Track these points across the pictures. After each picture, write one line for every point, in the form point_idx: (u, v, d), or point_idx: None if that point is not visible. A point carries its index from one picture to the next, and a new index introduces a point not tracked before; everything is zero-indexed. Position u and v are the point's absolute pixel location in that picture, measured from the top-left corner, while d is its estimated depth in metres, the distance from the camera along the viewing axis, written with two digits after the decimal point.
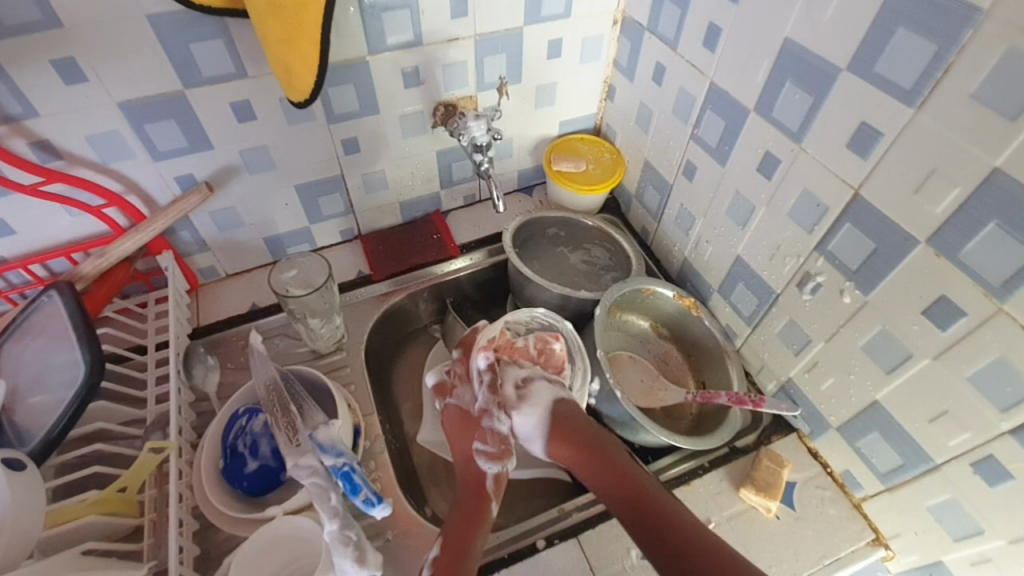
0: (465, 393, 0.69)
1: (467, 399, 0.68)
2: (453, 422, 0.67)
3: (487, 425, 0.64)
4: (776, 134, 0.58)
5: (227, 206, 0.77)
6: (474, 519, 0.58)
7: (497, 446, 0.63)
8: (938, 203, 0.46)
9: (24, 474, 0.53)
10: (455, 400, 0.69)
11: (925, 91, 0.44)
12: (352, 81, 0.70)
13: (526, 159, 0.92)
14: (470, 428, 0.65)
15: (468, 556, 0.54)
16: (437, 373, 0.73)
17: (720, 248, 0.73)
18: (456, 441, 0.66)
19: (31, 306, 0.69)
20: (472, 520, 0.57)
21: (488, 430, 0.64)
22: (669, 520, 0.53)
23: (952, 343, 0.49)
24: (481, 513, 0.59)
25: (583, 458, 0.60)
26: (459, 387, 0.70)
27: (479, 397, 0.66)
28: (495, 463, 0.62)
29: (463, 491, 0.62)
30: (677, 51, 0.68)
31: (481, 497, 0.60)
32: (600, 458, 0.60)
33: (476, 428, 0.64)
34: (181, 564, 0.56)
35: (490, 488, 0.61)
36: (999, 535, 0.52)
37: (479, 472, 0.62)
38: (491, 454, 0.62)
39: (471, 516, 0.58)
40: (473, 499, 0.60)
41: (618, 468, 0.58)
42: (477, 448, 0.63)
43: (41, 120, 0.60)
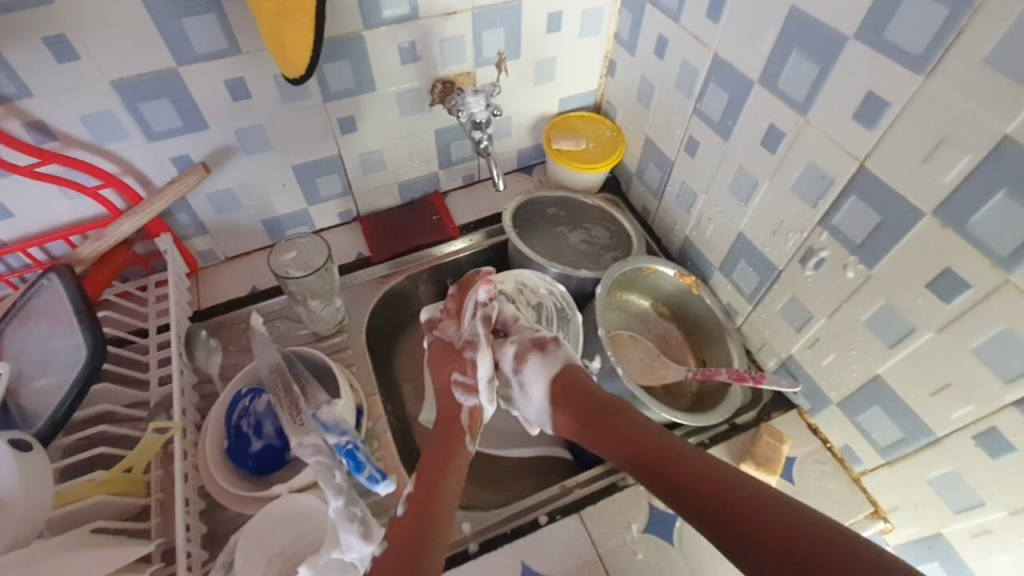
0: (452, 326, 0.67)
1: (454, 329, 0.66)
2: (437, 353, 0.66)
3: (469, 356, 0.63)
4: (780, 106, 0.57)
5: (225, 187, 0.76)
6: (441, 473, 0.55)
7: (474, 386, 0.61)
8: (946, 172, 0.45)
9: (30, 454, 0.53)
10: (440, 333, 0.67)
11: (935, 57, 0.43)
12: (348, 57, 0.69)
13: (525, 138, 0.91)
14: (452, 357, 0.64)
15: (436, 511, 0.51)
16: (429, 311, 0.70)
17: (722, 224, 0.72)
18: (436, 373, 0.65)
19: (32, 290, 0.68)
20: (443, 461, 0.56)
21: (469, 362, 0.62)
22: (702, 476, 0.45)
23: (956, 315, 0.48)
24: (450, 462, 0.56)
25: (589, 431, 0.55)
26: (446, 321, 0.68)
27: (470, 328, 0.65)
28: (472, 398, 0.61)
29: (438, 430, 0.60)
30: (679, 23, 0.67)
31: (455, 443, 0.58)
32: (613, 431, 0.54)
33: (457, 357, 0.63)
34: (188, 543, 0.56)
35: (466, 424, 0.60)
36: (1000, 506, 0.52)
37: (456, 408, 0.61)
38: (467, 387, 0.61)
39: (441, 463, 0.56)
40: (450, 440, 0.58)
41: (629, 437, 0.52)
42: (455, 378, 0.62)
43: (35, 99, 0.59)
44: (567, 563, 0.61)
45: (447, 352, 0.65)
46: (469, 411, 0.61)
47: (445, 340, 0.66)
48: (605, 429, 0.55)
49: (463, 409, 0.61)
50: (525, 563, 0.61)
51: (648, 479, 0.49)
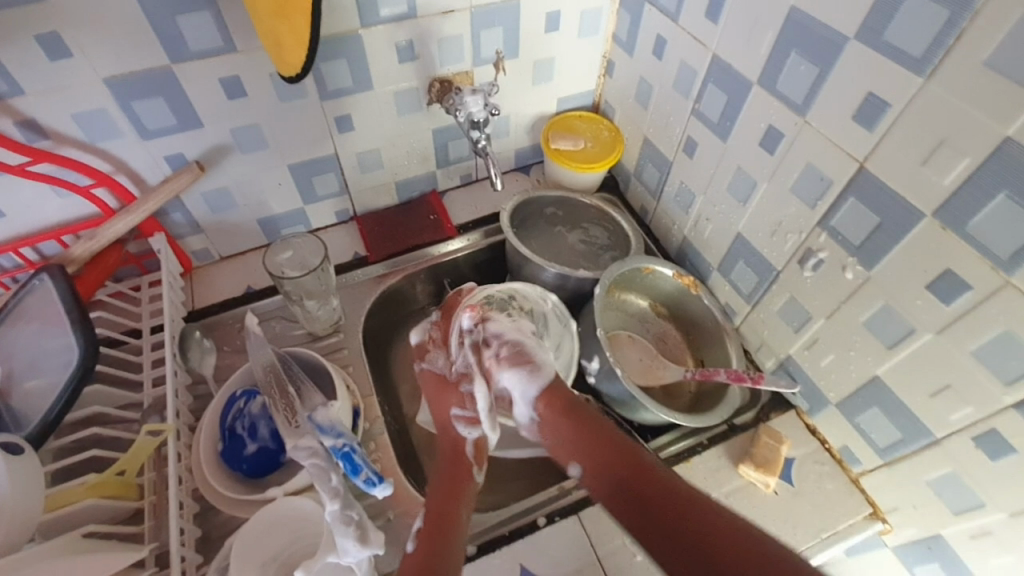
0: (441, 357, 0.69)
1: (444, 362, 0.69)
2: (429, 384, 0.68)
3: (466, 389, 0.65)
4: (780, 107, 0.57)
5: (219, 186, 0.75)
6: (457, 489, 0.57)
7: (473, 418, 0.63)
8: (946, 174, 0.45)
9: (21, 458, 0.52)
10: (429, 365, 0.70)
11: (935, 59, 0.43)
12: (345, 56, 0.68)
13: (523, 137, 0.91)
14: (449, 390, 0.66)
15: (452, 535, 0.53)
16: (420, 334, 0.73)
17: (721, 225, 0.72)
18: (433, 404, 0.67)
19: (23, 290, 0.67)
20: (456, 487, 0.57)
21: (466, 395, 0.64)
22: (693, 506, 0.46)
23: (956, 317, 0.48)
24: (466, 479, 0.58)
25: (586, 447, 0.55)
26: (434, 351, 0.71)
27: (461, 360, 0.66)
28: (474, 430, 0.63)
29: (446, 458, 0.61)
30: (678, 23, 0.67)
31: (462, 468, 0.60)
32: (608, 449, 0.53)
33: (454, 392, 0.65)
34: (183, 546, 0.56)
35: (472, 453, 0.61)
36: (999, 508, 0.52)
37: (460, 437, 0.63)
38: (469, 419, 0.63)
39: (452, 486, 0.57)
40: (459, 469, 0.60)
41: (622, 452, 0.52)
42: (454, 413, 0.64)
43: (27, 97, 0.58)
44: (566, 566, 0.61)
45: (443, 384, 0.67)
46: (473, 442, 0.62)
47: (438, 373, 0.69)
48: (592, 444, 0.55)
49: (467, 441, 0.62)
50: (524, 565, 0.61)
51: (630, 499, 0.49)
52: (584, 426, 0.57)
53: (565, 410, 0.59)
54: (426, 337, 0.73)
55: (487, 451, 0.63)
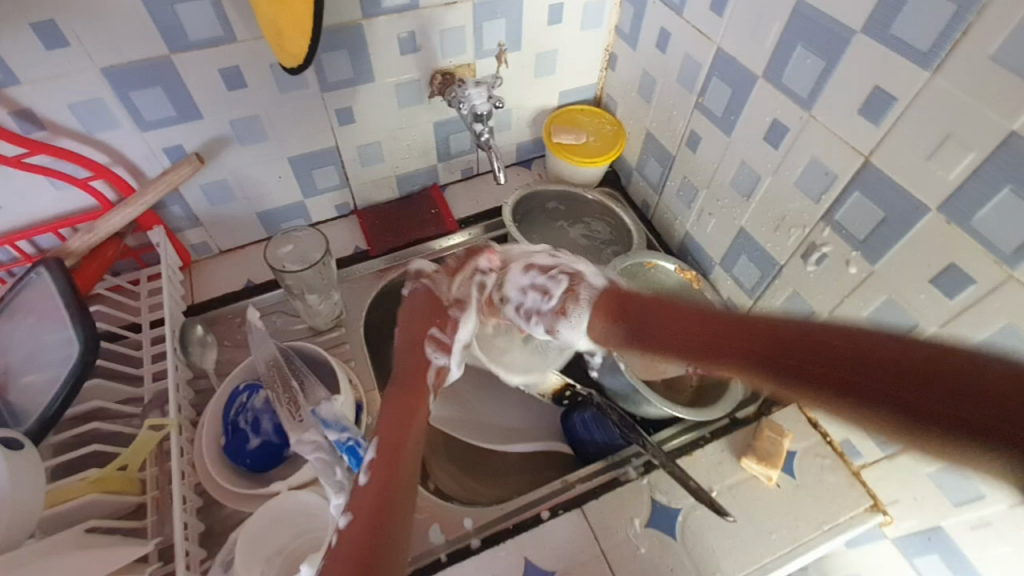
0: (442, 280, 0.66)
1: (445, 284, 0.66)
2: (419, 305, 0.64)
3: (452, 316, 0.64)
4: (784, 101, 0.57)
5: (218, 178, 0.74)
6: (391, 469, 0.48)
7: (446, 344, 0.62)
8: (951, 168, 0.45)
9: (21, 452, 0.52)
10: (427, 285, 0.66)
11: (942, 53, 0.43)
12: (346, 47, 0.68)
13: (524, 131, 0.90)
14: (436, 316, 0.63)
15: (388, 530, 0.44)
16: (421, 260, 0.69)
17: (723, 219, 0.72)
18: (410, 327, 0.63)
19: (20, 284, 0.67)
20: (394, 466, 0.48)
21: (451, 323, 0.63)
22: (786, 335, 0.37)
23: (960, 310, 0.49)
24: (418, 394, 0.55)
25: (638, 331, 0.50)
26: (439, 274, 0.67)
27: (461, 291, 0.65)
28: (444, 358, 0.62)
29: (386, 432, 0.51)
30: (682, 15, 0.66)
31: (403, 441, 0.50)
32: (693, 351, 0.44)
33: (440, 315, 0.63)
34: (187, 541, 0.55)
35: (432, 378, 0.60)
36: (999, 499, 0.53)
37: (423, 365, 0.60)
38: (443, 346, 0.62)
39: (389, 462, 0.48)
40: (393, 439, 0.50)
41: (668, 300, 0.47)
42: (431, 334, 0.62)
43: (23, 87, 0.57)
44: (569, 559, 0.61)
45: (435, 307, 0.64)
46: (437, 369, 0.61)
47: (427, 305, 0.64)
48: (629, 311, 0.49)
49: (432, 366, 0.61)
50: (528, 558, 0.61)
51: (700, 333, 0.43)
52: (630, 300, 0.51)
53: (617, 303, 0.52)
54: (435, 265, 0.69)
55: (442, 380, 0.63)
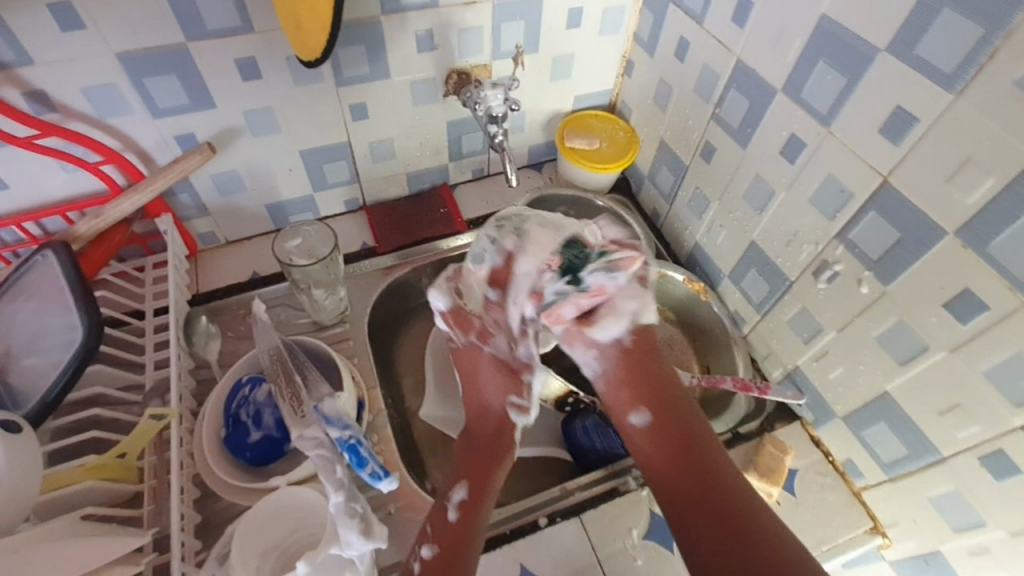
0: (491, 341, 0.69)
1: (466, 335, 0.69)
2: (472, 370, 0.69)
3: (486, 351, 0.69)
4: (803, 116, 0.57)
5: (229, 169, 0.74)
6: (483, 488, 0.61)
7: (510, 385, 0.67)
8: (970, 193, 0.45)
9: (20, 436, 0.52)
10: (489, 348, 0.69)
11: (966, 76, 0.42)
12: (363, 42, 0.67)
13: (537, 134, 0.90)
14: (513, 381, 0.68)
15: (468, 550, 0.57)
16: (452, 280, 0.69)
17: (734, 232, 0.71)
18: (479, 386, 0.68)
19: (25, 266, 0.66)
20: (479, 491, 0.61)
21: (526, 387, 0.68)
22: (737, 522, 0.55)
23: (971, 336, 0.48)
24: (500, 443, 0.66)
25: (662, 442, 0.62)
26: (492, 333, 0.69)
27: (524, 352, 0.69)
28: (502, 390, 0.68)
29: (475, 451, 0.64)
30: (702, 25, 0.66)
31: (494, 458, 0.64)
32: (675, 399, 0.64)
33: (514, 380, 0.68)
34: (182, 532, 0.55)
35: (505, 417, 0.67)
36: (1000, 527, 0.53)
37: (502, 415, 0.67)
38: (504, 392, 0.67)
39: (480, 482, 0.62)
40: (482, 459, 0.64)
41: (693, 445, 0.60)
42: (511, 402, 0.67)
43: (36, 68, 0.57)
44: (565, 566, 0.61)
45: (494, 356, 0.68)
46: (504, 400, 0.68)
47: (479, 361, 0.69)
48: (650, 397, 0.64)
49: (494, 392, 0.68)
50: (523, 564, 0.61)
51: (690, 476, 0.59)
52: (663, 401, 0.64)
53: (648, 364, 0.66)
54: (452, 278, 0.70)
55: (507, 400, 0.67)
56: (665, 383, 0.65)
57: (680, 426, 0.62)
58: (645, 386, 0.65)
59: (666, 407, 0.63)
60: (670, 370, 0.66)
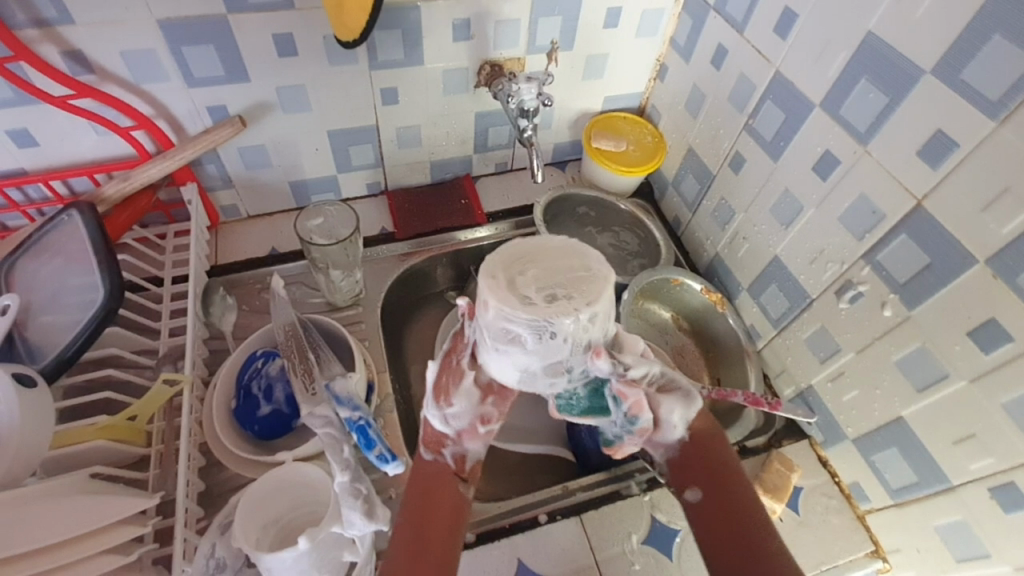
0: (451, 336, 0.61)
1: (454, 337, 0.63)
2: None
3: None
4: (840, 133, 0.56)
5: (256, 143, 0.74)
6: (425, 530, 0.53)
7: (436, 441, 0.56)
8: (1005, 223, 0.44)
9: (34, 391, 0.52)
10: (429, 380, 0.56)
11: (1012, 104, 0.42)
12: (400, 27, 0.67)
13: (564, 132, 0.90)
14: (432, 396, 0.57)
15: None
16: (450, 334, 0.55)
17: (758, 245, 0.71)
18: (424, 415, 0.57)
19: (50, 224, 0.67)
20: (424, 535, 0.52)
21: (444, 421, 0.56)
22: None
23: (994, 367, 0.48)
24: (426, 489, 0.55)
25: (712, 526, 0.53)
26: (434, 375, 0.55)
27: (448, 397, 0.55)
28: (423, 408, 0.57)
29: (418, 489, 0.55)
30: (742, 34, 0.65)
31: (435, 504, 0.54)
32: (739, 487, 0.55)
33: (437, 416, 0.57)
34: (186, 499, 0.55)
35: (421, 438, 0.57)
36: (1006, 561, 0.52)
37: (442, 463, 0.56)
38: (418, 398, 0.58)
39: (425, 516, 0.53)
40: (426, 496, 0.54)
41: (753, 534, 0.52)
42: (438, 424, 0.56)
43: (77, 29, 0.58)
44: (562, 565, 0.61)
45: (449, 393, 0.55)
46: (424, 421, 0.57)
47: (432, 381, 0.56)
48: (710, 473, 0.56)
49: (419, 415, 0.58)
50: (520, 559, 0.61)
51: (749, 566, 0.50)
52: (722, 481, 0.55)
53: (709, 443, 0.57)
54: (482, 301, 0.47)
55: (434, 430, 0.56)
56: (728, 469, 0.56)
57: (739, 514, 0.53)
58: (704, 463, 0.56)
59: (717, 492, 0.55)
60: (720, 452, 0.57)
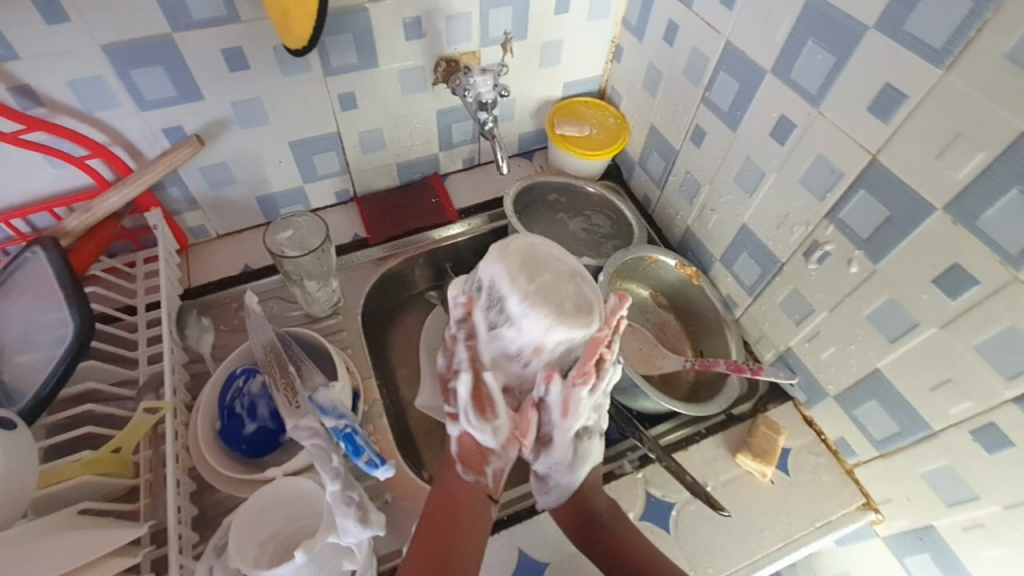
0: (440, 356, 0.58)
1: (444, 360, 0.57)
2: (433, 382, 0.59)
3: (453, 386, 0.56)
4: (793, 97, 0.57)
5: (217, 161, 0.74)
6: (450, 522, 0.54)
7: (478, 463, 0.55)
8: (960, 168, 0.45)
9: (12, 434, 0.51)
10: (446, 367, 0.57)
11: (955, 51, 0.42)
12: (350, 31, 0.67)
13: (527, 122, 0.90)
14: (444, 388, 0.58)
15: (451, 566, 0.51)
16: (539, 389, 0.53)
17: (725, 216, 0.72)
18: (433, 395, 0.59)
19: (15, 263, 0.66)
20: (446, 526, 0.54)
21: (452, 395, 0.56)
22: None
23: (961, 312, 0.49)
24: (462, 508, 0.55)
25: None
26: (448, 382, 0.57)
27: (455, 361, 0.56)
28: (458, 425, 0.55)
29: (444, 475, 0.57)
30: (691, 8, 0.66)
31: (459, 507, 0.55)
32: (620, 528, 0.58)
33: (444, 387, 0.58)
34: (180, 525, 0.55)
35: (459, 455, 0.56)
36: (994, 500, 0.53)
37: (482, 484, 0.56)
38: (454, 416, 0.56)
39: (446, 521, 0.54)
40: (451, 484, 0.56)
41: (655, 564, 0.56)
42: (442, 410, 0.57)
43: (21, 62, 0.56)
44: (561, 549, 0.61)
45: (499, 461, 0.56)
46: (459, 441, 0.56)
47: (468, 398, 0.54)
48: (601, 540, 0.57)
49: (453, 440, 0.56)
50: (521, 549, 0.61)
51: None
52: (610, 531, 0.58)
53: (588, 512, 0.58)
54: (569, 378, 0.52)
55: (472, 447, 0.55)
56: (610, 517, 0.59)
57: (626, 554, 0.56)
58: (596, 524, 0.58)
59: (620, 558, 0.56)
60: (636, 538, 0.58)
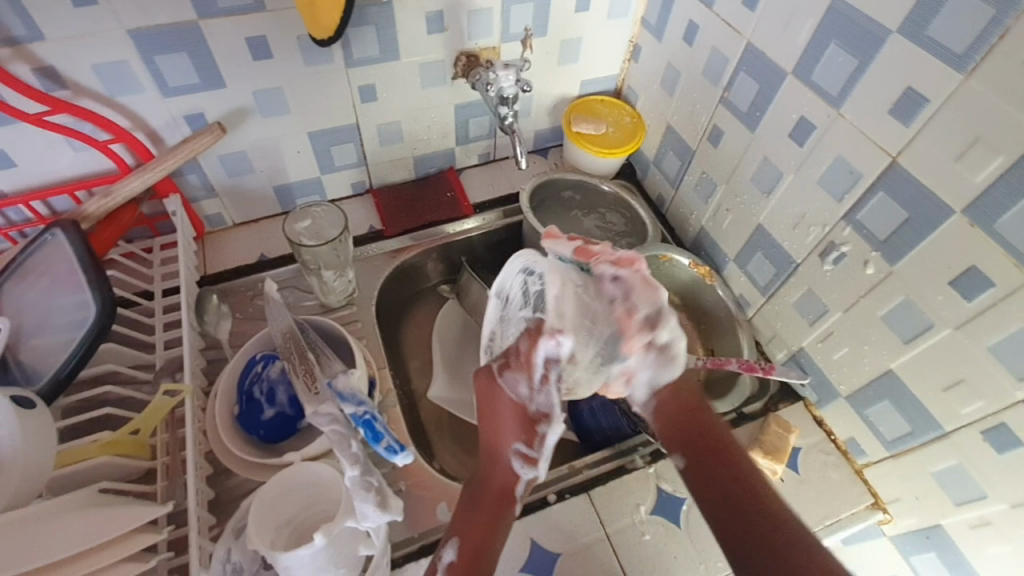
0: (520, 381, 0.56)
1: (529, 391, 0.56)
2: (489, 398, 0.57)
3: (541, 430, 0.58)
4: (813, 99, 0.58)
5: (237, 149, 0.74)
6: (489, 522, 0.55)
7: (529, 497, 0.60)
8: (979, 171, 0.46)
9: (33, 413, 0.52)
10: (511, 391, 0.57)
11: (978, 56, 0.43)
12: (372, 24, 0.67)
13: (543, 118, 0.90)
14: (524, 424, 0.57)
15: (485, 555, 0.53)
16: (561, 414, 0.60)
17: (740, 216, 0.72)
18: (497, 425, 0.57)
19: (33, 245, 0.66)
20: (488, 521, 0.55)
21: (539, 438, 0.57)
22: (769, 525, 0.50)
23: (975, 313, 0.50)
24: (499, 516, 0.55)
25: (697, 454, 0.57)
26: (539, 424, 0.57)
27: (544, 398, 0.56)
28: (535, 471, 0.58)
29: (488, 488, 0.57)
30: (712, 9, 0.66)
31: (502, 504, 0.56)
32: (709, 423, 0.59)
33: (527, 426, 0.57)
34: (198, 507, 0.56)
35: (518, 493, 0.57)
36: (1002, 499, 0.54)
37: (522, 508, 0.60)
38: (530, 460, 0.57)
39: (489, 517, 0.55)
40: (490, 495, 0.56)
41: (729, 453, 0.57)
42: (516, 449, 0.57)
43: (46, 44, 0.57)
44: (573, 541, 0.62)
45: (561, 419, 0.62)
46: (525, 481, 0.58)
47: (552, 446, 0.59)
48: (682, 425, 0.59)
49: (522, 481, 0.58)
50: (533, 539, 0.62)
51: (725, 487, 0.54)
52: (703, 424, 0.59)
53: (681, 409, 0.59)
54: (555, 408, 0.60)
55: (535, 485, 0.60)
56: (711, 425, 0.59)
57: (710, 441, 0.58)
58: (692, 418, 0.59)
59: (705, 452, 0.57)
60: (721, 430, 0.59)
